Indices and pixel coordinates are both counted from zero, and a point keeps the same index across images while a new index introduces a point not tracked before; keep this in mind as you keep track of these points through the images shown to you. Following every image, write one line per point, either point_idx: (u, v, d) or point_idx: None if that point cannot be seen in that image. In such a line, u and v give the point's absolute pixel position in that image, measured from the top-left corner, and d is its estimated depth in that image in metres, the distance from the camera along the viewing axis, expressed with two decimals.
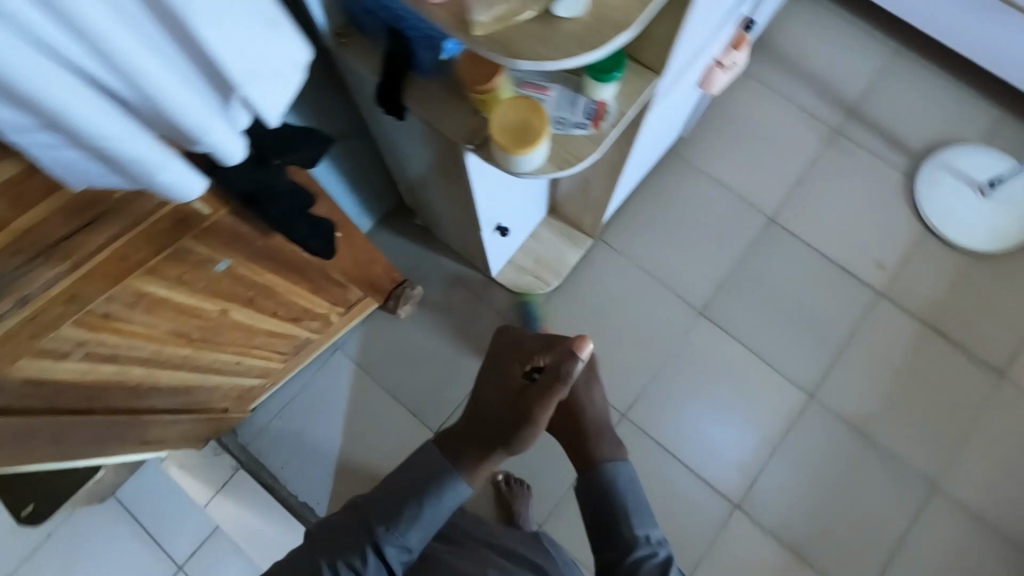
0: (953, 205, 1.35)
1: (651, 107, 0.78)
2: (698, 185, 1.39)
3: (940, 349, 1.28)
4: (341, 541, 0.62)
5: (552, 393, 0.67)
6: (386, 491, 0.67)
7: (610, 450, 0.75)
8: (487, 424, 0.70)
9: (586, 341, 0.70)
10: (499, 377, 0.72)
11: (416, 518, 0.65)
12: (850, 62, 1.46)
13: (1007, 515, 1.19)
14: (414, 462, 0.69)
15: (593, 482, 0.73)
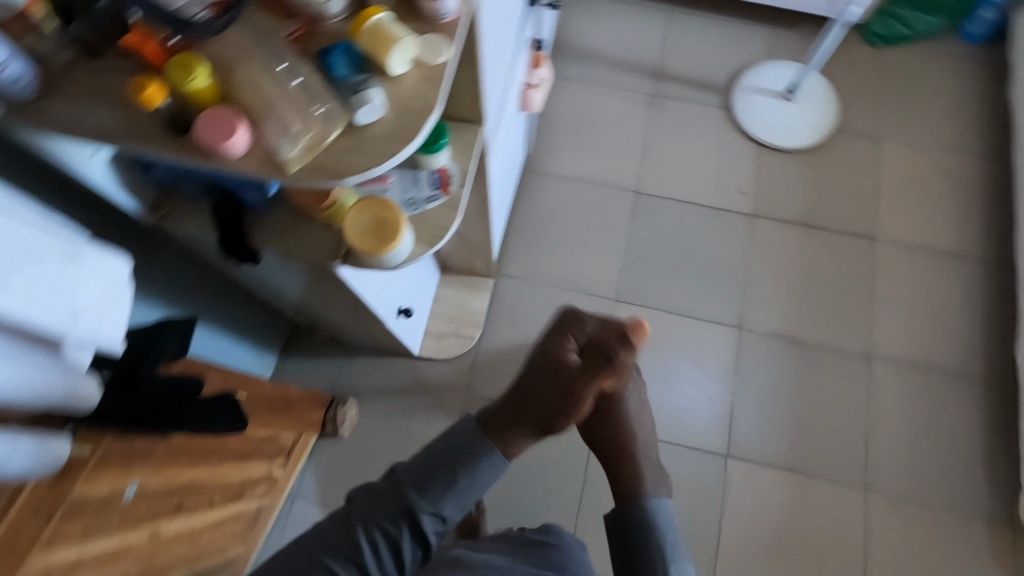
0: (775, 116, 1.48)
1: (487, 149, 0.81)
2: (563, 190, 1.45)
3: (822, 238, 1.40)
4: (378, 506, 0.64)
5: (600, 375, 0.70)
6: (423, 459, 0.66)
7: (652, 487, 0.75)
8: (535, 404, 0.69)
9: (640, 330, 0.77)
10: (542, 359, 0.73)
11: (450, 490, 0.64)
12: (634, 34, 1.59)
13: (941, 350, 1.30)
14: (454, 434, 0.68)
15: (629, 518, 0.72)
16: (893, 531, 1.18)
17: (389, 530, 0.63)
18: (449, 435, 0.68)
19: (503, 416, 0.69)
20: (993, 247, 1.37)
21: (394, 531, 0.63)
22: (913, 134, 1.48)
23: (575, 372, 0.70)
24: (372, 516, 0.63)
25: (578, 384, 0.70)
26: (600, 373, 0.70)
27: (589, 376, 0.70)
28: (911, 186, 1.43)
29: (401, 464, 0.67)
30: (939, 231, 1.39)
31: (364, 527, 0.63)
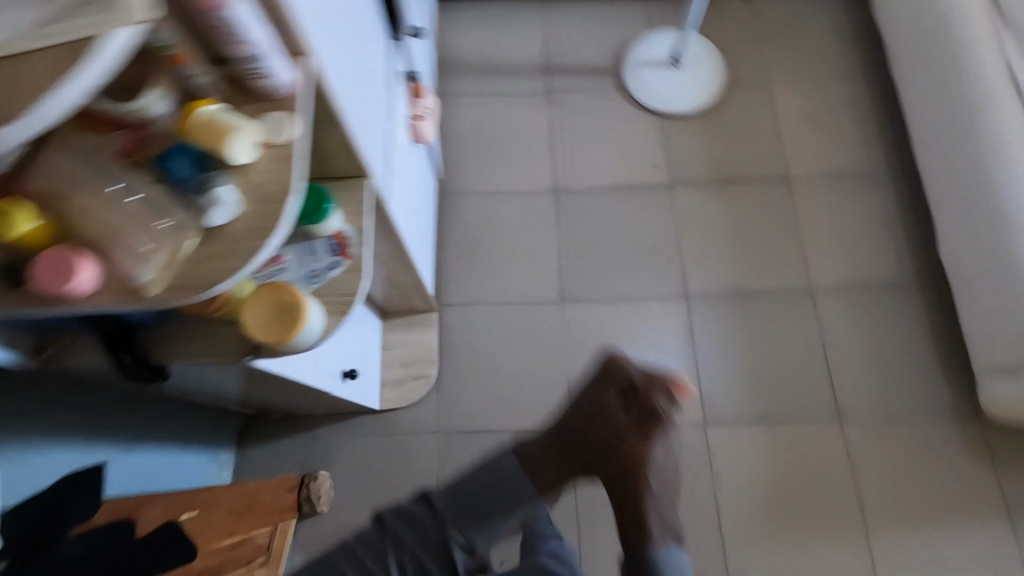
0: (667, 85, 1.51)
1: (383, 195, 0.79)
2: (483, 206, 1.44)
3: (740, 190, 1.43)
4: (416, 535, 0.76)
5: (646, 426, 0.90)
6: (461, 492, 0.80)
7: (659, 536, 0.85)
8: (580, 445, 0.88)
9: (686, 388, 0.93)
10: (591, 405, 0.91)
11: (483, 523, 0.78)
12: (516, 36, 1.60)
13: (874, 267, 1.35)
14: (499, 471, 0.82)
15: (638, 562, 0.83)
16: (874, 451, 1.22)
17: (423, 557, 0.75)
18: (489, 470, 0.83)
19: (552, 454, 0.87)
20: (894, 158, 1.44)
21: (427, 558, 0.75)
22: (797, 70, 1.53)
23: (621, 426, 0.90)
24: (409, 542, 0.76)
25: (629, 430, 0.89)
26: (642, 424, 0.90)
27: (631, 426, 0.90)
28: (808, 120, 1.48)
29: (438, 498, 0.80)
30: (844, 156, 1.45)
31: (400, 553, 0.75)
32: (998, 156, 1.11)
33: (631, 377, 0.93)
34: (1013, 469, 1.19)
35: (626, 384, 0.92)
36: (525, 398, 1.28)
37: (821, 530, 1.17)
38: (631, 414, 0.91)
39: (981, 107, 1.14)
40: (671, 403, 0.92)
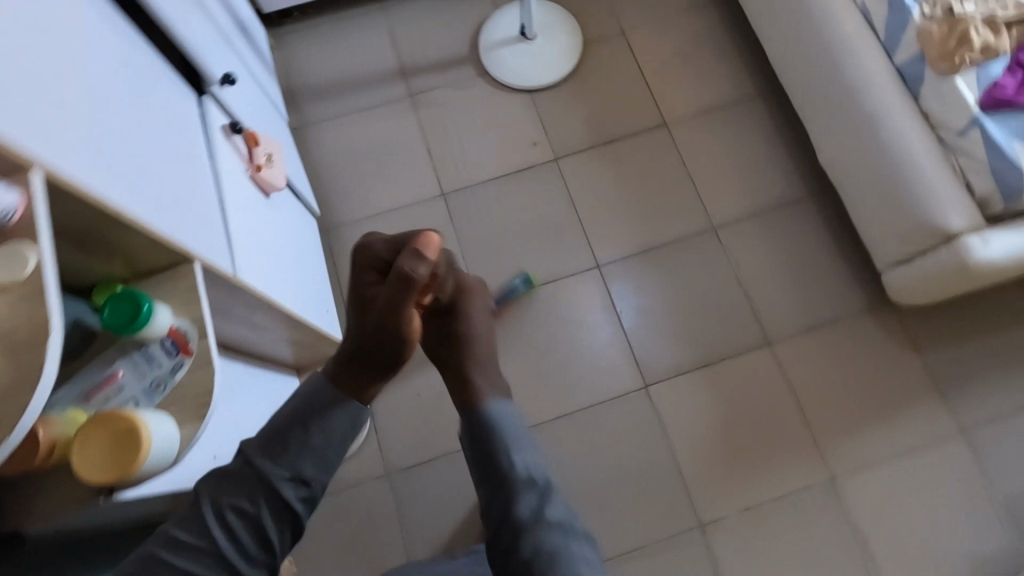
0: (526, 60, 1.47)
1: (226, 268, 0.73)
2: (373, 230, 1.38)
3: (624, 147, 1.42)
4: (226, 483, 0.59)
5: (408, 296, 0.63)
6: (274, 424, 0.63)
7: (490, 393, 0.69)
8: (367, 355, 0.65)
9: (431, 239, 0.64)
10: (353, 302, 0.67)
11: (308, 449, 0.62)
12: (362, 45, 1.52)
13: (766, 190, 1.36)
14: (304, 393, 0.65)
15: (478, 430, 0.66)
16: (809, 367, 1.24)
17: (244, 504, 0.59)
18: (302, 396, 0.65)
19: (342, 372, 0.66)
20: (760, 79, 1.45)
21: (251, 505, 0.59)
22: (648, 14, 1.52)
23: (390, 312, 0.63)
24: (219, 495, 0.59)
25: (393, 307, 0.63)
26: (410, 298, 0.63)
27: (403, 306, 0.63)
28: (671, 61, 1.47)
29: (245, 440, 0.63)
30: (712, 88, 1.45)
31: (214, 512, 0.58)
32: (844, 61, 1.13)
33: (380, 254, 0.68)
34: (933, 348, 1.23)
35: (382, 263, 0.68)
36: None
37: (777, 458, 1.19)
38: (389, 287, 0.63)
39: (818, 17, 1.16)
40: (433, 259, 0.64)
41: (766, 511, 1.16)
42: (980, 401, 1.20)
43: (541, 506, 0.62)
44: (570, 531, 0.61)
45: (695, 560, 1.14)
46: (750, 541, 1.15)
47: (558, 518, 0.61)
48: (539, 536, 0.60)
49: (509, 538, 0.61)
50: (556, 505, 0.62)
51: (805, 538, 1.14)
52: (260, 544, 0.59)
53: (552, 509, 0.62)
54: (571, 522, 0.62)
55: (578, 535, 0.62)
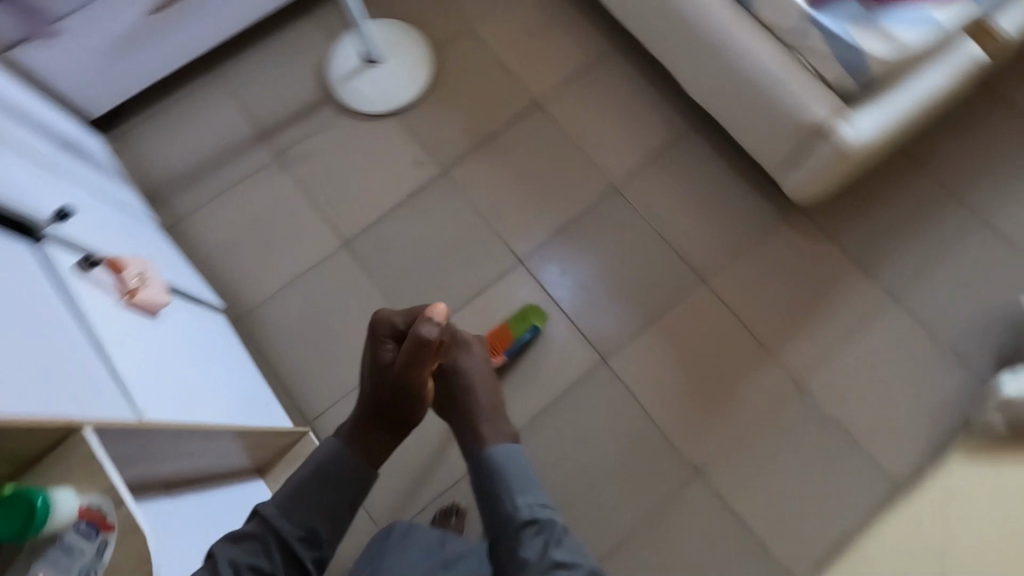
0: (380, 83, 1.43)
1: (116, 419, 0.66)
2: (286, 304, 1.31)
3: (505, 138, 1.40)
4: (250, 545, 0.71)
5: (421, 359, 0.76)
6: (295, 489, 0.76)
7: (492, 437, 0.87)
8: (386, 413, 0.81)
9: (438, 305, 0.78)
10: (372, 368, 0.80)
11: (322, 509, 0.76)
12: (211, 120, 1.44)
13: (650, 135, 1.38)
14: (320, 457, 0.79)
15: (485, 473, 0.84)
16: (744, 286, 1.28)
17: (261, 564, 0.70)
18: (320, 459, 0.79)
19: (360, 435, 0.81)
20: (609, 32, 1.46)
21: (267, 562, 0.70)
22: (485, 2, 1.50)
23: (407, 375, 0.77)
24: (239, 555, 0.70)
25: (407, 371, 0.77)
26: (424, 359, 0.76)
27: (416, 368, 0.76)
28: (522, 41, 1.47)
29: (269, 502, 0.75)
30: (570, 54, 1.45)
31: (235, 570, 0.68)
32: None
33: (394, 327, 0.80)
34: (843, 233, 1.29)
35: (395, 332, 0.80)
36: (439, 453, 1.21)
37: (742, 384, 1.22)
38: (404, 355, 0.76)
39: None
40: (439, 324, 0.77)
41: (750, 434, 1.20)
42: (898, 267, 1.27)
43: (546, 544, 0.78)
44: (572, 564, 0.76)
45: (701, 507, 1.16)
46: (744, 468, 1.18)
47: (563, 555, 0.77)
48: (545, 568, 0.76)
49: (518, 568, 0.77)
50: (559, 544, 0.78)
51: (790, 448, 1.18)
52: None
53: (553, 545, 0.77)
54: (573, 557, 0.77)
55: (579, 567, 0.77)
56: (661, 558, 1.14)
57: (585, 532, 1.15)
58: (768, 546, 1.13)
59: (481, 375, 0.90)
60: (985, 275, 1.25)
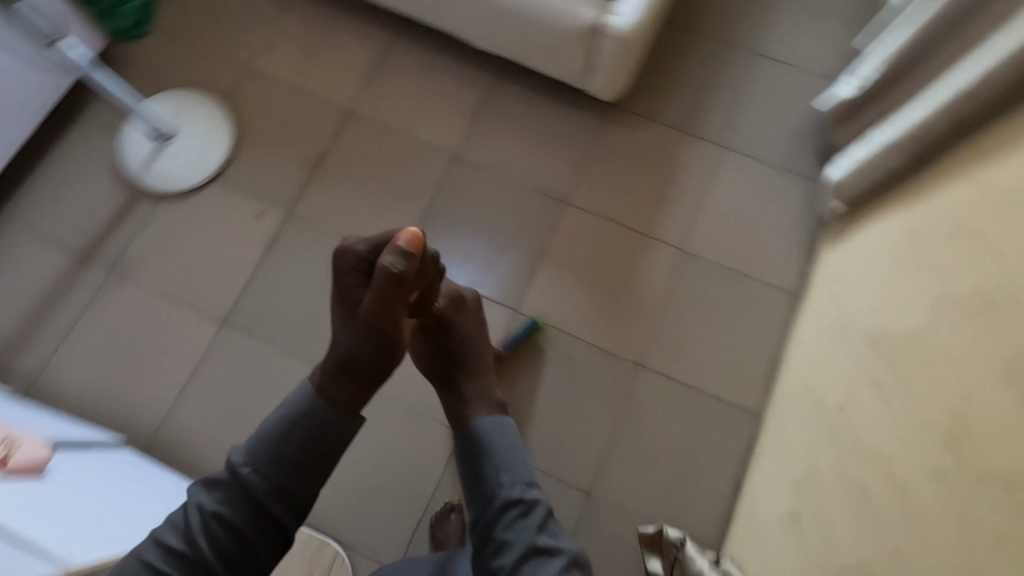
0: (184, 155, 1.36)
1: None
2: (192, 406, 1.22)
3: (334, 155, 1.39)
4: (218, 493, 0.67)
5: (392, 295, 0.69)
6: (266, 440, 0.69)
7: (481, 409, 0.84)
8: (358, 363, 0.71)
9: (411, 230, 0.70)
10: (344, 313, 0.74)
11: (292, 461, 0.68)
12: (21, 266, 1.30)
13: (464, 96, 1.43)
14: (293, 399, 0.72)
15: (467, 445, 0.81)
16: (603, 190, 1.37)
17: (229, 515, 0.66)
18: (294, 401, 0.71)
19: (333, 384, 0.72)
20: (383, 21, 1.48)
21: (233, 514, 0.66)
22: (254, 40, 1.47)
23: (377, 315, 0.69)
24: (211, 502, 0.66)
25: (380, 311, 0.69)
26: (395, 296, 0.69)
27: (389, 304, 0.69)
28: (307, 61, 1.46)
29: (240, 449, 0.69)
30: (357, 56, 1.46)
31: (202, 516, 0.65)
32: None
33: (358, 255, 0.73)
34: (660, 110, 1.42)
35: (362, 264, 0.73)
36: (410, 467, 1.20)
37: (640, 272, 1.31)
38: (375, 292, 0.69)
39: None
40: (410, 258, 0.69)
41: (666, 311, 1.29)
42: (714, 119, 1.41)
43: (529, 526, 0.73)
44: (556, 551, 0.72)
45: (655, 392, 1.24)
46: (673, 341, 1.27)
47: (548, 542, 0.72)
48: (524, 551, 0.71)
49: (496, 551, 0.73)
50: (546, 530, 0.73)
51: (702, 307, 1.29)
52: (242, 554, 0.66)
53: (538, 529, 0.73)
54: (558, 544, 0.72)
55: (564, 555, 0.72)
56: (644, 452, 1.21)
57: (571, 463, 1.20)
58: (722, 395, 1.24)
59: (477, 331, 0.90)
60: (781, 96, 1.43)
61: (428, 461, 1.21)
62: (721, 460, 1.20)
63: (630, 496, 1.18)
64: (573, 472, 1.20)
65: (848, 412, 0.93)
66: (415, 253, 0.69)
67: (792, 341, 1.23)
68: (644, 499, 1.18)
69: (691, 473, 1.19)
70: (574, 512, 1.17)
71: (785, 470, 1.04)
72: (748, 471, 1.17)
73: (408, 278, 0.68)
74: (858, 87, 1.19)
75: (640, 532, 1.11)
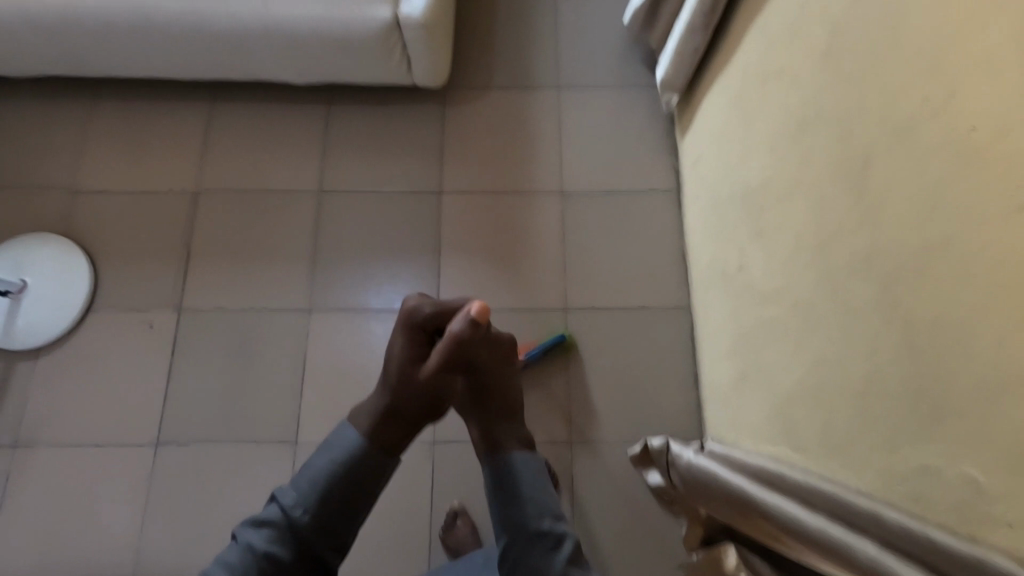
0: (45, 300, 1.28)
1: None
2: (157, 537, 1.16)
3: (202, 238, 1.35)
4: (270, 531, 0.74)
5: (456, 356, 0.77)
6: (312, 483, 0.75)
7: (521, 449, 0.82)
8: (407, 410, 0.80)
9: (484, 304, 0.78)
10: (403, 363, 0.80)
11: (338, 502, 0.75)
12: None
13: (306, 134, 1.42)
14: (336, 442, 0.78)
15: (501, 476, 0.80)
16: (471, 168, 1.40)
17: (280, 552, 0.73)
18: (340, 443, 0.78)
19: (379, 428, 0.78)
20: (198, 94, 1.45)
21: (282, 554, 0.73)
22: (71, 159, 1.40)
23: (437, 371, 0.78)
24: (263, 541, 0.73)
25: (442, 367, 0.78)
26: (456, 355, 0.77)
27: (449, 361, 0.77)
28: (136, 162, 1.40)
29: (290, 491, 0.76)
30: (185, 135, 1.42)
31: (255, 554, 0.72)
32: (199, 21, 1.17)
33: (429, 316, 0.82)
34: (492, 77, 1.47)
35: (428, 322, 0.82)
36: (400, 495, 1.19)
37: (535, 228, 1.36)
38: (442, 350, 0.77)
39: (146, 21, 1.17)
40: (481, 326, 0.77)
41: (570, 252, 1.34)
42: (543, 65, 1.48)
43: (561, 555, 0.76)
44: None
45: (591, 327, 1.30)
46: (588, 276, 1.33)
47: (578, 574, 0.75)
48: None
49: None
50: (577, 560, 0.76)
51: (600, 235, 1.36)
52: None
53: (569, 562, 0.75)
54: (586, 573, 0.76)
55: None
56: (603, 383, 1.26)
57: (544, 423, 1.24)
58: (649, 304, 1.31)
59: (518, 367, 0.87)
60: (592, 25, 1.51)
61: (414, 481, 1.20)
62: (671, 360, 1.27)
63: (607, 426, 1.23)
64: (549, 429, 1.23)
65: (746, 267, 1.01)
66: (485, 323, 0.78)
67: (687, 231, 1.32)
68: (621, 424, 1.23)
69: (651, 383, 1.26)
70: (564, 464, 1.21)
71: (722, 341, 1.12)
72: (697, 359, 1.25)
73: (473, 343, 0.77)
74: (636, 6, 1.33)
75: (629, 457, 1.19)
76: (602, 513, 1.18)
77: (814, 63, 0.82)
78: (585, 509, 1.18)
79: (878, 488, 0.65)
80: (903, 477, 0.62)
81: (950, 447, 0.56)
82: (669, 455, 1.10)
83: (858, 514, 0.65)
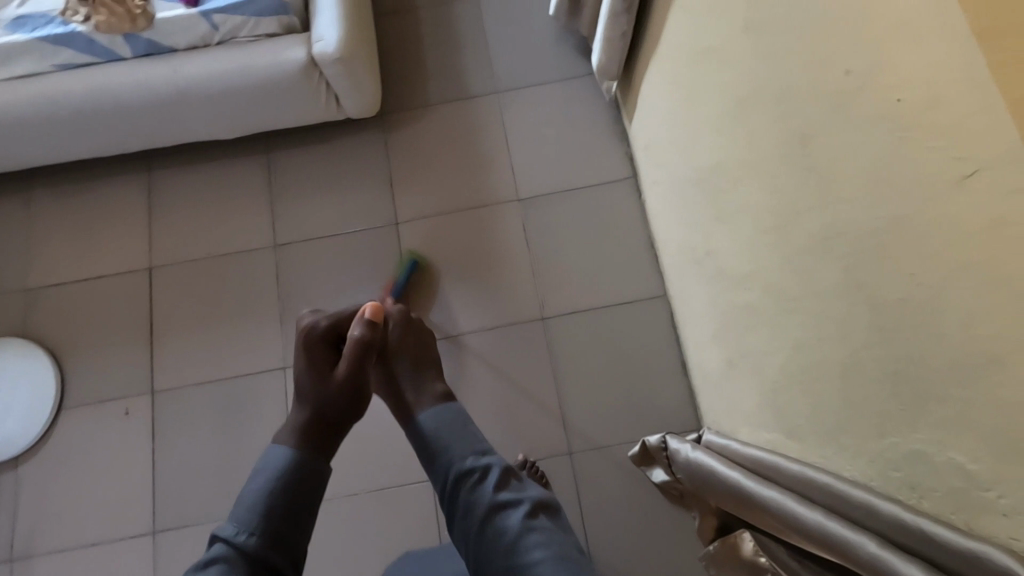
0: (13, 406, 1.24)
1: None
2: None
3: (163, 311, 1.31)
4: (217, 569, 0.64)
5: (362, 355, 0.83)
6: (253, 503, 0.68)
7: (427, 402, 0.83)
8: (331, 413, 0.79)
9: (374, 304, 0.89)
10: (311, 377, 0.82)
11: (285, 514, 0.69)
12: None
13: (249, 186, 1.38)
14: (268, 461, 0.73)
15: (415, 431, 0.82)
16: (422, 192, 1.36)
17: None
18: (272, 460, 0.73)
19: (309, 435, 0.76)
20: (132, 164, 1.41)
21: None
22: (15, 256, 1.36)
23: (347, 374, 0.82)
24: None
25: (352, 369, 0.82)
26: (361, 353, 0.83)
27: (356, 360, 0.82)
28: (83, 247, 1.36)
29: (229, 523, 0.68)
30: (127, 209, 1.38)
31: None
32: (111, 96, 1.12)
33: (325, 330, 0.87)
34: (427, 92, 1.42)
35: (325, 338, 0.87)
36: (409, 537, 1.17)
37: (496, 239, 1.33)
38: (347, 351, 0.83)
39: (56, 106, 1.12)
40: (378, 323, 0.86)
41: (537, 258, 1.31)
42: (478, 71, 1.43)
43: (488, 485, 0.74)
44: (517, 502, 0.73)
45: (571, 330, 1.27)
46: (558, 278, 1.30)
47: (508, 497, 0.73)
48: (486, 512, 0.72)
49: (465, 518, 0.73)
50: (508, 485, 0.74)
51: (564, 234, 1.32)
52: None
53: (496, 489, 0.74)
54: (519, 495, 0.74)
55: (527, 501, 0.73)
56: (592, 385, 1.24)
57: (540, 435, 1.21)
58: (626, 296, 1.28)
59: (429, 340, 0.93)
60: (520, 20, 1.47)
61: (420, 518, 1.18)
62: (657, 350, 1.25)
63: (604, 428, 1.21)
64: (548, 442, 1.21)
65: (712, 250, 0.99)
66: (381, 320, 0.87)
67: (650, 214, 1.29)
68: (617, 423, 1.21)
69: (640, 376, 1.23)
70: (567, 475, 1.19)
71: (702, 326, 1.09)
72: (682, 343, 1.23)
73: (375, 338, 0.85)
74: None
75: (629, 457, 1.18)
76: (613, 516, 1.17)
77: (736, 35, 0.79)
78: (596, 516, 1.17)
79: (872, 477, 0.63)
80: (894, 464, 0.60)
81: (937, 433, 0.53)
82: (667, 452, 1.09)
83: (857, 508, 0.63)
